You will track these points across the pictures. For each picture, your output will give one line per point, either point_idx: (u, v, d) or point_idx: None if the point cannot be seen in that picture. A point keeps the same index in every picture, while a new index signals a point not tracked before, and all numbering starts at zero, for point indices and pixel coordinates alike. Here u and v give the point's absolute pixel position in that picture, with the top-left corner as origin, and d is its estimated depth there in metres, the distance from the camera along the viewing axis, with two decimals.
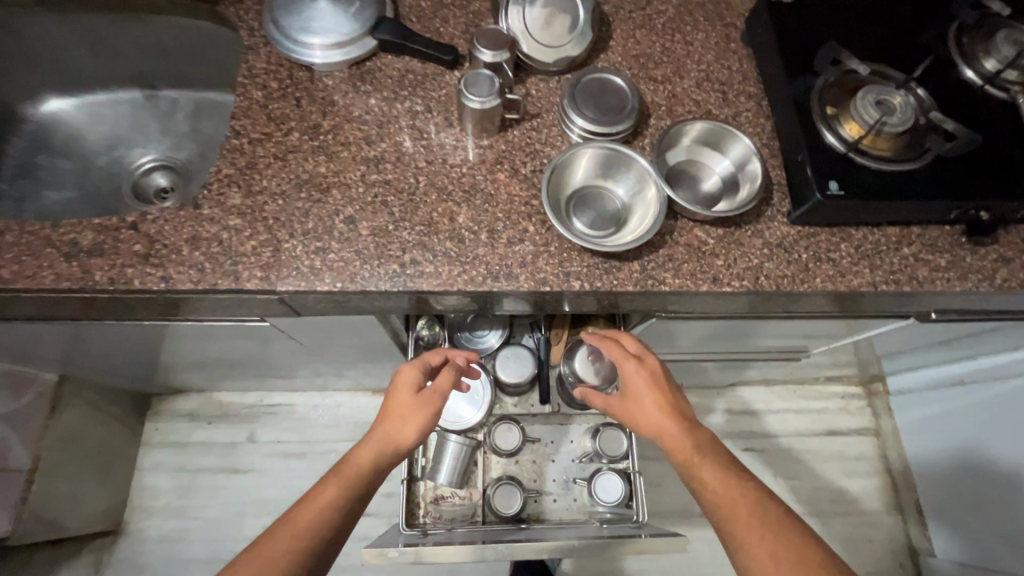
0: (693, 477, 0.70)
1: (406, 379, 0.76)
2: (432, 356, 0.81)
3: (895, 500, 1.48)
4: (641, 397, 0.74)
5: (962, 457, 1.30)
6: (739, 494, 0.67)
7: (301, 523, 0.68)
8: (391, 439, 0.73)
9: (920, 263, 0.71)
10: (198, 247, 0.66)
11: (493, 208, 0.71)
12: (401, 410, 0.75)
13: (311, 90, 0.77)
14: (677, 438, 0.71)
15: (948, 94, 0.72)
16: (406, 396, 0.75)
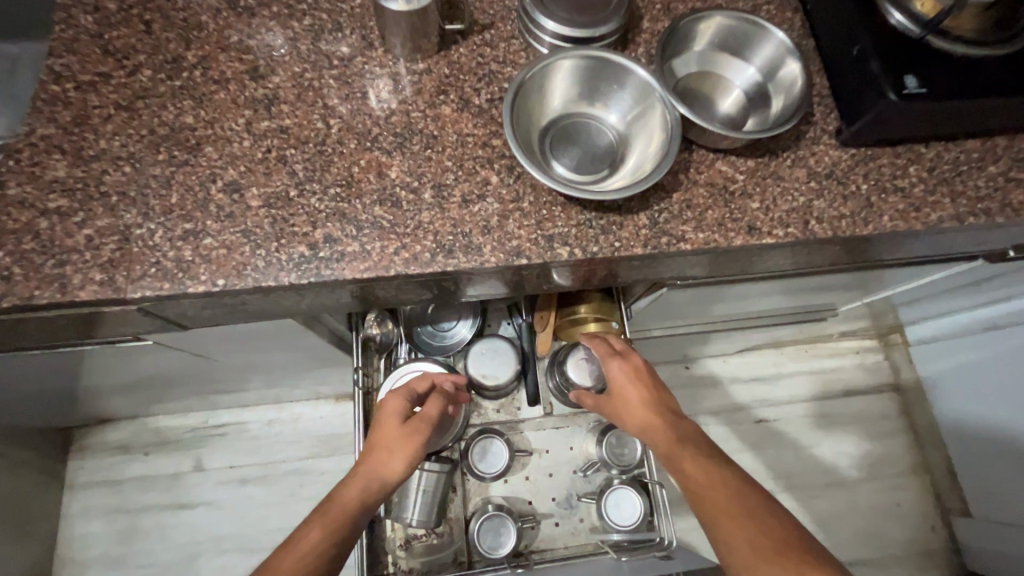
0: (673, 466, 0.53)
1: (391, 408, 0.59)
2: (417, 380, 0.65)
3: (922, 459, 1.36)
4: (627, 388, 0.59)
5: (993, 407, 1.15)
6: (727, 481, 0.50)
7: None
8: (375, 479, 0.55)
9: (1011, 185, 0.54)
10: (2, 245, 0.45)
11: (438, 155, 0.50)
12: (384, 442, 0.57)
13: (166, 9, 0.54)
14: (662, 432, 0.56)
15: None
16: (391, 427, 0.58)
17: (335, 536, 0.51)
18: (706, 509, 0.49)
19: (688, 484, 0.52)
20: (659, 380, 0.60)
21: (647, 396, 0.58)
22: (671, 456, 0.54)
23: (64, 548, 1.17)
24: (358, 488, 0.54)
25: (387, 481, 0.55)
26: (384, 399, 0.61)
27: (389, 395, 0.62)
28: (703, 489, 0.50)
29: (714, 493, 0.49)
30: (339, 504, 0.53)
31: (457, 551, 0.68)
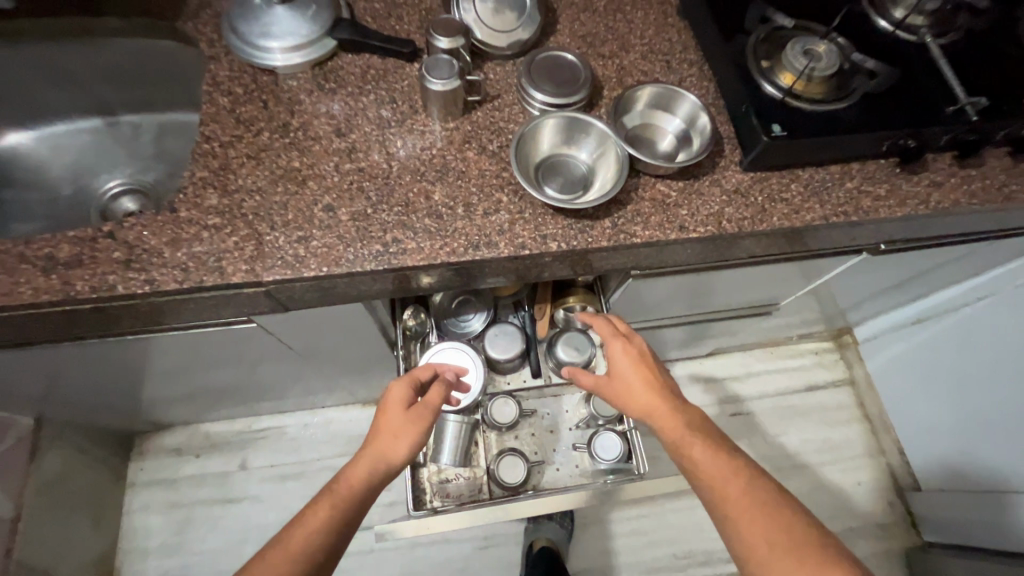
0: (687, 459, 0.71)
1: (399, 395, 0.75)
2: (423, 371, 0.81)
3: (877, 443, 1.55)
4: (629, 370, 0.75)
5: (929, 387, 1.36)
6: (733, 480, 0.68)
7: (288, 550, 0.64)
8: (380, 460, 0.70)
9: (862, 195, 0.77)
10: (179, 248, 0.67)
11: (466, 184, 0.74)
12: (392, 428, 0.72)
13: (277, 92, 0.79)
14: (669, 417, 0.72)
15: (865, 40, 0.79)
16: (398, 412, 0.74)
17: (341, 509, 0.67)
18: (718, 501, 0.68)
19: (701, 475, 0.70)
20: (652, 365, 0.76)
21: (647, 378, 0.75)
22: (682, 447, 0.71)
23: (125, 540, 1.33)
24: (366, 468, 0.70)
25: (390, 462, 0.71)
26: (392, 389, 0.76)
27: (397, 384, 0.77)
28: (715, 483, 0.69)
29: (723, 487, 0.68)
30: (349, 482, 0.69)
31: (479, 488, 0.87)
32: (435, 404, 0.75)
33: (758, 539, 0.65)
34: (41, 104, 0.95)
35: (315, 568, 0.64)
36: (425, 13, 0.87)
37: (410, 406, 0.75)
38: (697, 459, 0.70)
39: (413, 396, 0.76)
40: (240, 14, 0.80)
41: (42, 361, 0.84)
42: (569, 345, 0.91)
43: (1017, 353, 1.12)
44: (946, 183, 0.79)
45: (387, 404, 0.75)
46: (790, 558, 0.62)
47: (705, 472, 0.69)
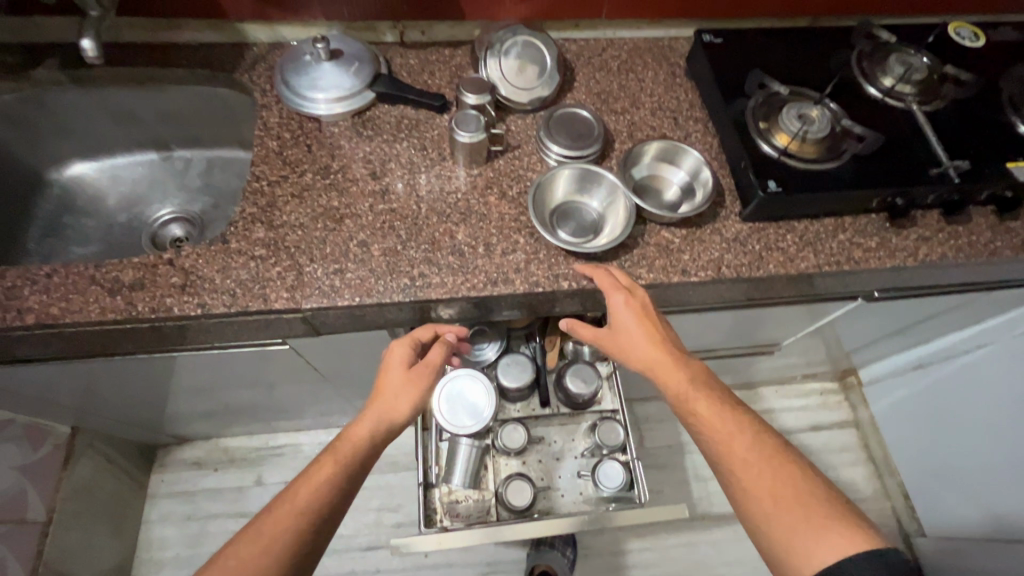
0: (688, 411, 0.72)
1: (399, 355, 0.79)
2: (423, 332, 0.83)
3: (882, 487, 1.56)
4: (632, 324, 0.74)
5: (932, 432, 1.38)
6: (734, 431, 0.69)
7: (296, 503, 0.66)
8: (384, 415, 0.74)
9: (854, 246, 0.83)
10: (229, 276, 0.75)
11: (487, 225, 0.81)
12: (395, 386, 0.76)
13: (320, 137, 0.88)
14: (670, 369, 0.73)
15: (856, 106, 0.86)
16: (400, 370, 0.78)
17: (346, 462, 0.70)
18: (721, 453, 0.69)
19: (704, 427, 0.71)
20: (654, 318, 0.75)
21: (649, 331, 0.74)
22: (684, 399, 0.72)
23: (143, 549, 1.38)
24: (370, 423, 0.73)
25: (392, 417, 0.74)
26: (393, 348, 0.80)
27: (398, 344, 0.81)
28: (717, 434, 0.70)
29: (726, 438, 0.69)
30: (354, 437, 0.72)
31: (487, 511, 0.91)
32: (435, 362, 0.78)
33: (761, 491, 0.65)
34: (105, 139, 1.05)
35: (322, 516, 0.66)
36: (455, 69, 0.96)
37: (411, 365, 0.79)
38: (699, 410, 0.71)
39: (414, 356, 0.80)
40: (291, 68, 0.89)
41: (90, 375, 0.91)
42: (576, 377, 0.97)
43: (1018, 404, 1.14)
44: (933, 238, 0.84)
45: (389, 363, 0.79)
46: (793, 507, 0.63)
47: (708, 425, 0.70)
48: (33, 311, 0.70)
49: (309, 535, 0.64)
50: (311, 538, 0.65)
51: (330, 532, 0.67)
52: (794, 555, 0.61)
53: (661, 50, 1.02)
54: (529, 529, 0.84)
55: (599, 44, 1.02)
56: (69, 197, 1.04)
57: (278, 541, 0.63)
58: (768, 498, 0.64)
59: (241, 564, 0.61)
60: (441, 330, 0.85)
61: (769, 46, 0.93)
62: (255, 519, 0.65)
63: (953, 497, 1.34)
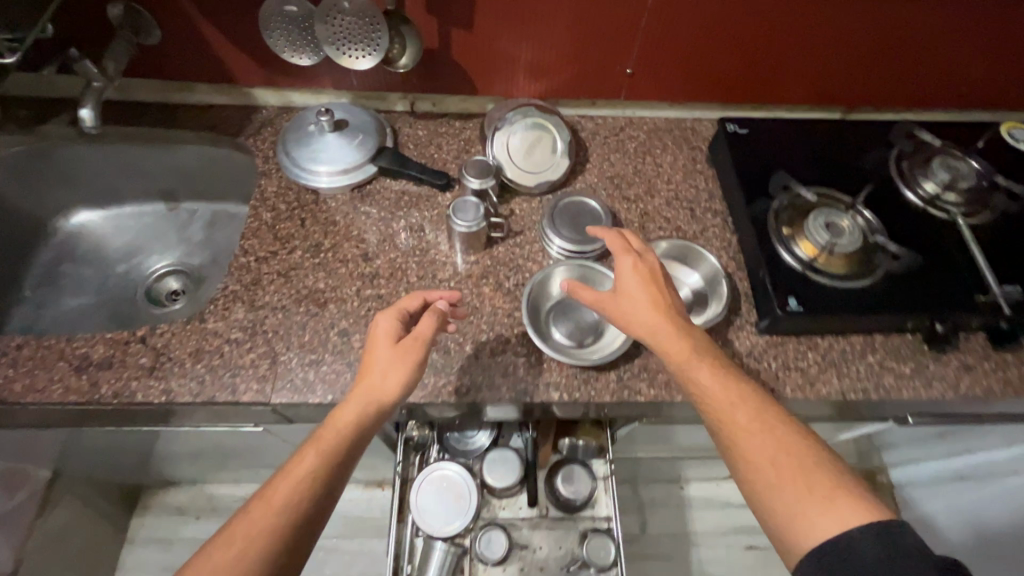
0: (689, 381, 0.60)
1: (383, 328, 0.66)
2: (410, 300, 0.70)
3: None
4: (639, 288, 0.66)
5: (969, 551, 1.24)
6: (740, 401, 0.57)
7: (269, 506, 0.54)
8: (370, 401, 0.62)
9: (885, 370, 0.74)
10: (200, 360, 0.71)
11: (478, 320, 0.76)
12: (381, 362, 0.64)
13: (316, 211, 0.84)
14: (673, 335, 0.62)
15: (893, 214, 0.78)
16: (385, 345, 0.65)
17: (331, 455, 0.58)
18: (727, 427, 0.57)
19: (707, 398, 0.59)
20: (666, 283, 0.66)
21: (655, 295, 0.65)
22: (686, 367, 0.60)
23: None
24: (355, 409, 0.61)
25: (382, 402, 0.62)
26: (377, 319, 0.68)
27: (382, 317, 0.68)
28: (721, 404, 0.58)
29: (731, 409, 0.57)
30: (337, 426, 0.60)
31: None
32: (425, 334, 0.66)
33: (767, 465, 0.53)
34: (112, 189, 1.04)
35: (302, 519, 0.54)
36: (464, 143, 0.92)
37: (398, 340, 0.67)
38: (703, 380, 0.60)
39: (401, 331, 0.67)
40: (294, 138, 0.87)
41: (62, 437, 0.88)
42: (567, 481, 0.92)
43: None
44: (978, 367, 0.75)
45: (374, 338, 0.67)
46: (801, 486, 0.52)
47: (711, 392, 0.59)
48: None
49: (287, 546, 0.53)
50: (293, 548, 0.53)
51: (314, 539, 0.56)
52: (793, 530, 0.50)
53: (683, 132, 0.96)
54: None
55: (617, 123, 0.97)
56: (71, 245, 1.03)
57: (251, 557, 0.51)
58: (781, 478, 0.52)
59: None
60: (430, 297, 0.72)
61: (798, 141, 0.86)
62: (222, 530, 0.53)
63: None
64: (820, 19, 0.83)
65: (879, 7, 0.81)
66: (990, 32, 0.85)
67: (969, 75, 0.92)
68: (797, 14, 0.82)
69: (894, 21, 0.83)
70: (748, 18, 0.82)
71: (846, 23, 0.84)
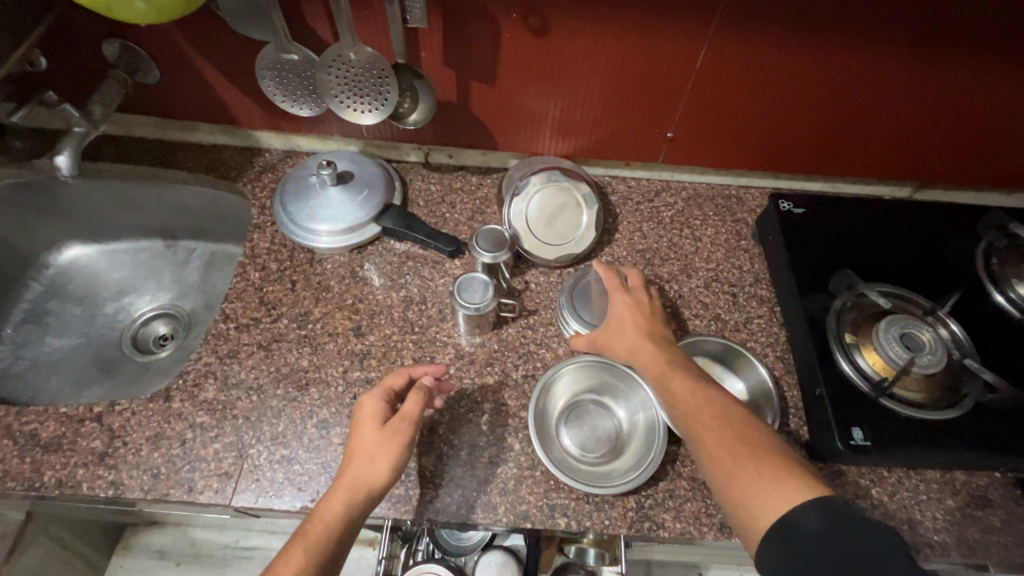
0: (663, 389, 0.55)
1: (369, 408, 0.58)
2: (394, 377, 0.62)
3: None
4: (625, 317, 0.63)
5: None
6: (700, 395, 0.53)
7: None
8: (357, 492, 0.53)
9: (968, 520, 0.61)
10: (158, 447, 0.62)
11: (478, 418, 0.65)
12: (365, 446, 0.55)
13: (309, 272, 0.76)
14: (652, 355, 0.58)
15: (981, 325, 0.66)
16: (370, 429, 0.56)
17: (320, 554, 0.49)
18: (692, 428, 0.51)
19: (674, 399, 0.54)
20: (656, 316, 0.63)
21: (640, 324, 0.62)
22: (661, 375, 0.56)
23: None
24: (342, 499, 0.52)
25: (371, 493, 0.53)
26: (360, 402, 0.59)
27: (364, 397, 0.60)
28: (682, 401, 0.53)
29: (695, 407, 0.52)
30: (322, 518, 0.51)
31: None
32: (409, 416, 0.57)
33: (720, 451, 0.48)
34: (107, 225, 0.98)
35: None
36: (479, 202, 0.83)
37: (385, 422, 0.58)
38: (674, 385, 0.55)
39: (389, 411, 0.59)
40: (292, 189, 0.79)
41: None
42: None
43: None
44: None
45: (357, 421, 0.58)
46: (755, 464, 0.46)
47: (676, 392, 0.54)
48: None
49: None
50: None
51: None
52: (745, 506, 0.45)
53: (726, 202, 0.85)
54: None
55: (652, 187, 0.86)
56: (60, 281, 0.96)
57: None
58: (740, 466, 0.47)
59: None
60: (416, 372, 0.63)
61: (865, 224, 0.74)
62: None
63: None
64: (899, 90, 0.71)
65: (972, 81, 0.69)
66: None
67: None
68: (872, 83, 0.71)
69: (987, 97, 0.71)
70: (810, 86, 0.71)
71: (930, 95, 0.72)
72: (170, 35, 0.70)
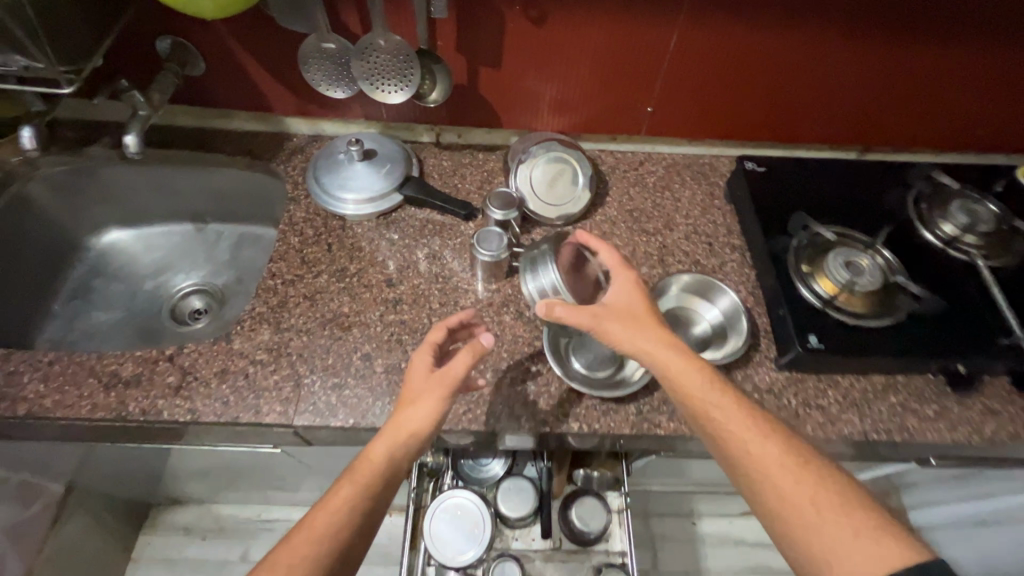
0: (711, 424, 0.58)
1: (420, 361, 0.66)
2: (436, 333, 0.70)
3: None
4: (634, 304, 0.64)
5: None
6: (760, 436, 0.56)
7: (305, 538, 0.54)
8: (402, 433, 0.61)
9: (907, 412, 0.73)
10: (225, 380, 0.72)
11: (498, 348, 0.77)
12: (411, 394, 0.63)
13: (342, 236, 0.87)
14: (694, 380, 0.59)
15: (911, 255, 0.79)
16: (421, 375, 0.65)
17: (368, 485, 0.58)
18: (757, 473, 0.54)
19: (732, 437, 0.56)
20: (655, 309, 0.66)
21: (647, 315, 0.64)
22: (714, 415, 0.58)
23: None
24: (387, 443, 0.60)
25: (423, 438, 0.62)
26: (413, 357, 0.67)
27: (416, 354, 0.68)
28: (745, 441, 0.56)
29: (758, 452, 0.55)
30: (371, 458, 0.59)
31: None
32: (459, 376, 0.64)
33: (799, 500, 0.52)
34: (144, 209, 1.07)
35: (344, 541, 0.55)
36: (487, 174, 0.95)
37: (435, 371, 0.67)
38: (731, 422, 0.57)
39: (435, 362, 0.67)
40: (324, 166, 0.90)
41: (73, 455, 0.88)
42: (583, 512, 0.91)
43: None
44: (1003, 412, 0.73)
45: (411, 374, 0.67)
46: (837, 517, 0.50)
47: (734, 432, 0.56)
48: (24, 401, 0.69)
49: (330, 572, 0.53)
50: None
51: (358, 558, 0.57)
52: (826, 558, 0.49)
53: (701, 168, 0.98)
54: None
55: (637, 157, 0.99)
56: (102, 261, 1.06)
57: None
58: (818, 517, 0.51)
59: None
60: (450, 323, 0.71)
61: (816, 179, 0.88)
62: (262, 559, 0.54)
63: None
64: (836, 66, 0.86)
65: (896, 54, 0.84)
66: (1006, 81, 0.87)
67: (987, 118, 0.94)
68: (816, 58, 0.85)
69: (910, 68, 0.86)
70: (765, 62, 0.85)
71: (862, 70, 0.86)
72: (218, 32, 0.81)
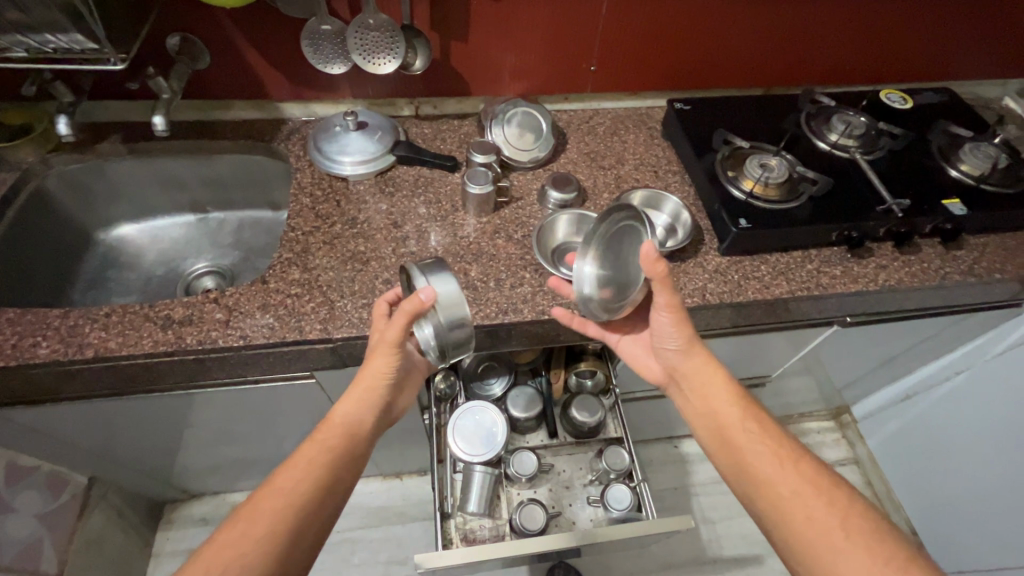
0: (738, 439, 0.74)
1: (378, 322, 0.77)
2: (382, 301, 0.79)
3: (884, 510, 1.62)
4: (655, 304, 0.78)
5: (923, 448, 1.47)
6: (781, 455, 0.71)
7: (277, 494, 0.66)
8: (363, 391, 0.74)
9: (823, 274, 0.93)
10: (268, 311, 0.84)
11: (496, 263, 0.92)
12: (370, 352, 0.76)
13: (346, 194, 1.00)
14: (739, 408, 0.76)
15: (806, 159, 1.02)
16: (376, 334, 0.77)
17: (329, 441, 0.71)
18: (777, 483, 0.69)
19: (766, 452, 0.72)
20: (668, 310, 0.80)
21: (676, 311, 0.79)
22: (748, 435, 0.74)
23: None
24: (352, 403, 0.74)
25: (381, 401, 0.76)
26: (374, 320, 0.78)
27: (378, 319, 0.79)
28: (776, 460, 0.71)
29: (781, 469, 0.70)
30: (336, 419, 0.73)
31: (502, 537, 0.95)
32: (402, 336, 0.72)
33: (809, 509, 0.66)
34: (150, 202, 1.16)
35: (310, 491, 0.67)
36: (463, 136, 1.10)
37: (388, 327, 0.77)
38: (766, 445, 0.72)
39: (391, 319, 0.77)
40: (323, 137, 1.04)
41: (113, 418, 0.95)
42: (583, 407, 1.03)
43: (1016, 425, 1.21)
44: (890, 265, 0.95)
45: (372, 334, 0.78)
46: (840, 526, 0.64)
47: (760, 450, 0.72)
48: (90, 346, 0.78)
49: (296, 518, 0.65)
50: (303, 530, 0.66)
51: (329, 505, 0.69)
52: (821, 548, 0.63)
53: (640, 117, 1.18)
54: (553, 542, 0.82)
55: (587, 112, 1.18)
56: (112, 254, 1.14)
57: (260, 528, 0.63)
58: (819, 521, 0.65)
59: (226, 554, 0.61)
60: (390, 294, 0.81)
61: (729, 111, 1.09)
62: (238, 510, 0.65)
63: (944, 518, 1.44)
64: (732, 21, 1.08)
65: (775, 7, 1.07)
66: (854, 23, 1.13)
67: (850, 55, 1.20)
68: (716, 16, 1.07)
69: (786, 18, 1.10)
70: (678, 21, 1.07)
71: (752, 23, 1.09)
72: (225, 27, 0.96)
